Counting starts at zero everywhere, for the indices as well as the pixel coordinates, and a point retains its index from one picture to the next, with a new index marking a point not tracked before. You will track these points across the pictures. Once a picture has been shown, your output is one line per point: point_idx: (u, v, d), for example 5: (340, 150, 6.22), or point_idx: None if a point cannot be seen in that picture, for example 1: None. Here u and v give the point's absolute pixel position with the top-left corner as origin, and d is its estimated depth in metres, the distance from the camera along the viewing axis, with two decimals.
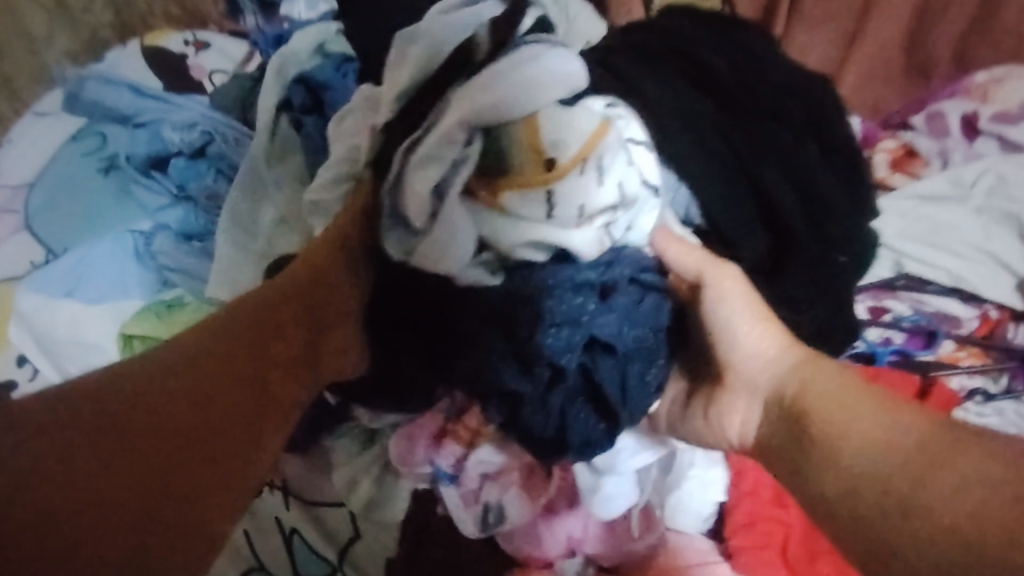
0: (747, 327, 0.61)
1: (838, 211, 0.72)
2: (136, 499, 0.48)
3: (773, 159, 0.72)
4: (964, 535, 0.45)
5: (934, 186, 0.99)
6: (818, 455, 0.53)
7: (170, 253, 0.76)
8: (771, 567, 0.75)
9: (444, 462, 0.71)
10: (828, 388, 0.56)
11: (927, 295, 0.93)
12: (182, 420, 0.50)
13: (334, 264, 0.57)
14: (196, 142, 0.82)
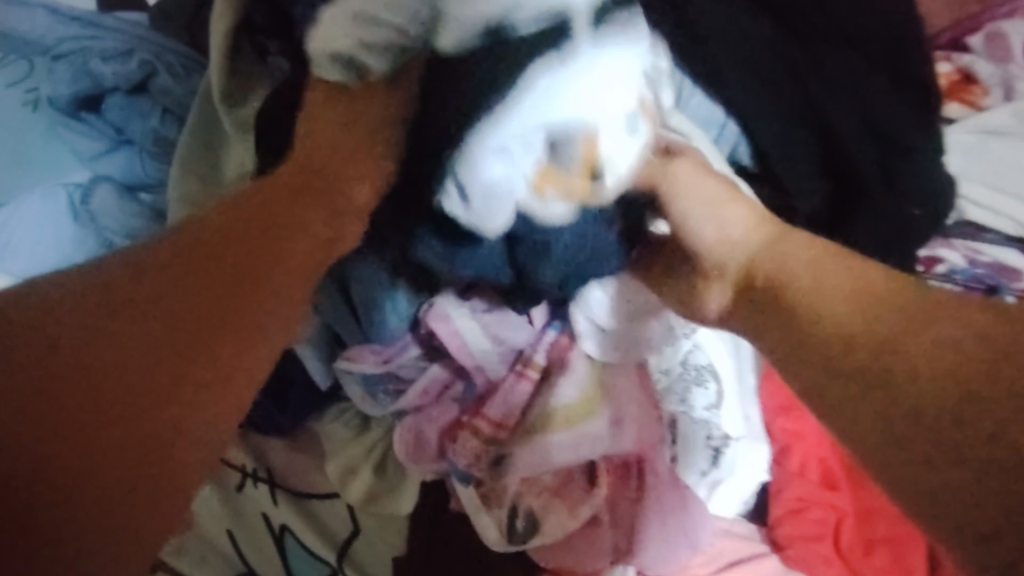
0: (705, 210, 0.49)
1: (912, 152, 0.70)
2: (79, 425, 0.44)
3: (846, 89, 0.70)
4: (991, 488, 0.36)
5: (1001, 121, 0.84)
6: (795, 335, 0.42)
7: (117, 220, 0.67)
8: (824, 561, 0.67)
9: (459, 460, 0.63)
10: (810, 260, 0.44)
11: (983, 245, 0.79)
12: (142, 358, 0.45)
13: (345, 159, 0.48)
14: (134, 76, 0.67)
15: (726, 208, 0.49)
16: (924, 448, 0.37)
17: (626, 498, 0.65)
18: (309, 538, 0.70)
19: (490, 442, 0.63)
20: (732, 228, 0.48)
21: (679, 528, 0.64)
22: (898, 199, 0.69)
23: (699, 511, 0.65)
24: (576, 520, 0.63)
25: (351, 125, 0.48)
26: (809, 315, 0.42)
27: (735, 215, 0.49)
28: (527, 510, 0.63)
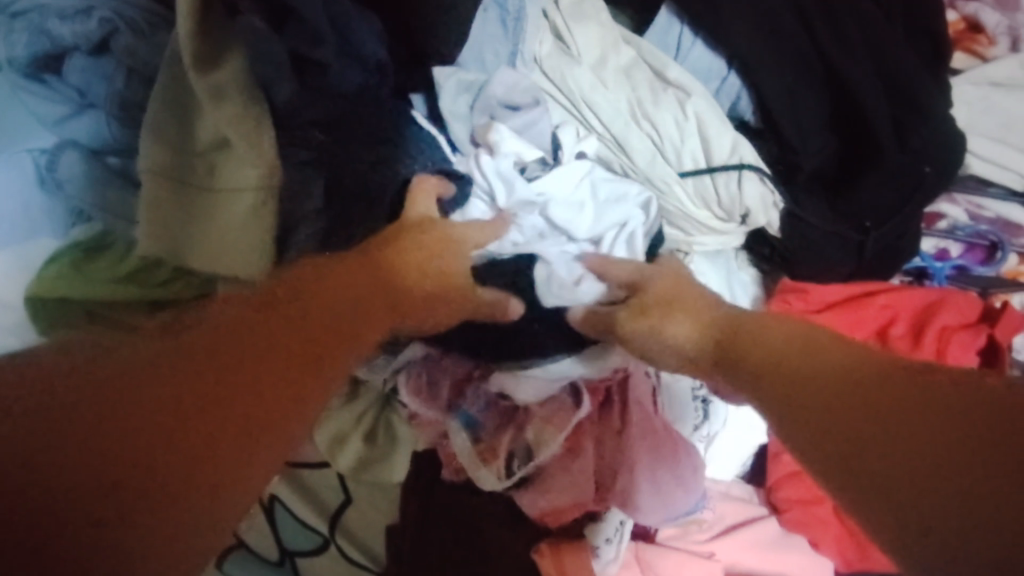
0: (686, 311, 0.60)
1: (935, 113, 0.67)
2: (94, 481, 0.43)
3: (860, 42, 0.67)
4: (991, 492, 0.41)
5: (1008, 73, 0.77)
6: (782, 388, 0.51)
7: (81, 188, 0.65)
8: (825, 524, 0.66)
9: (472, 407, 0.64)
10: (776, 343, 0.54)
11: (987, 199, 0.78)
12: (197, 390, 0.48)
13: (418, 270, 0.60)
14: (93, 35, 0.62)
15: (671, 297, 0.61)
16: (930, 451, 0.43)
17: (615, 451, 0.63)
18: (301, 508, 0.69)
19: (502, 393, 0.64)
20: (697, 335, 0.59)
21: (673, 479, 0.62)
22: (909, 156, 0.67)
23: (693, 459, 0.63)
24: (564, 437, 0.61)
25: (443, 248, 0.60)
26: (792, 371, 0.52)
27: (685, 317, 0.60)
28: (525, 445, 0.62)
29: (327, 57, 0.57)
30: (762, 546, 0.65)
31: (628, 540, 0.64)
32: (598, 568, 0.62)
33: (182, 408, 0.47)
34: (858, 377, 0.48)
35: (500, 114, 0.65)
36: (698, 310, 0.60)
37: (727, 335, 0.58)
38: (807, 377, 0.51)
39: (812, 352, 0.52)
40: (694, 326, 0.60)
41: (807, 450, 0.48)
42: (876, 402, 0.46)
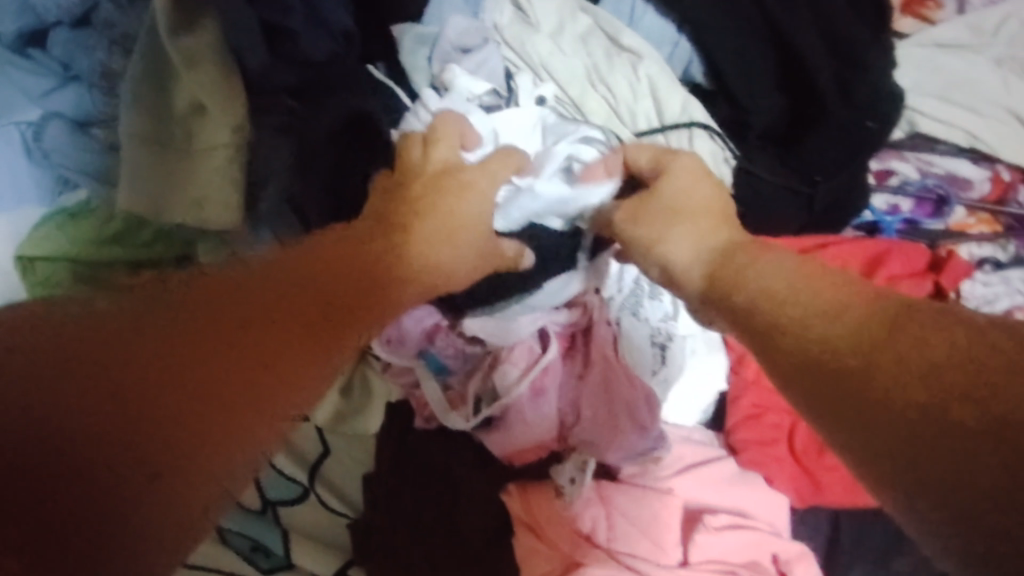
0: (688, 231, 0.57)
1: (876, 70, 0.70)
2: (87, 431, 0.39)
3: (804, 5, 0.70)
4: (970, 423, 0.39)
5: (955, 34, 0.81)
6: (770, 330, 0.49)
7: (66, 155, 0.67)
8: (780, 463, 0.69)
9: (440, 352, 0.67)
10: (777, 274, 0.51)
11: (936, 157, 0.81)
12: (208, 346, 0.45)
13: (433, 223, 0.58)
14: (77, 9, 0.65)
15: (682, 202, 0.58)
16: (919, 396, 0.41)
17: (575, 391, 0.66)
18: (284, 460, 0.70)
19: (471, 339, 0.67)
20: (698, 249, 0.56)
21: (628, 415, 0.64)
22: (854, 111, 0.70)
23: (646, 396, 0.65)
24: (526, 377, 0.65)
25: (465, 192, 0.59)
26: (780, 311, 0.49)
27: (691, 226, 0.57)
28: (492, 388, 0.66)
29: (295, 25, 0.60)
30: (720, 484, 0.67)
31: (591, 479, 0.66)
32: (563, 505, 0.65)
33: (190, 361, 0.44)
34: (867, 326, 0.45)
35: (455, 57, 0.65)
36: (700, 227, 0.57)
37: (723, 261, 0.54)
38: (813, 330, 0.46)
39: (804, 296, 0.49)
40: (698, 239, 0.56)
41: (815, 403, 0.45)
42: (905, 364, 0.42)
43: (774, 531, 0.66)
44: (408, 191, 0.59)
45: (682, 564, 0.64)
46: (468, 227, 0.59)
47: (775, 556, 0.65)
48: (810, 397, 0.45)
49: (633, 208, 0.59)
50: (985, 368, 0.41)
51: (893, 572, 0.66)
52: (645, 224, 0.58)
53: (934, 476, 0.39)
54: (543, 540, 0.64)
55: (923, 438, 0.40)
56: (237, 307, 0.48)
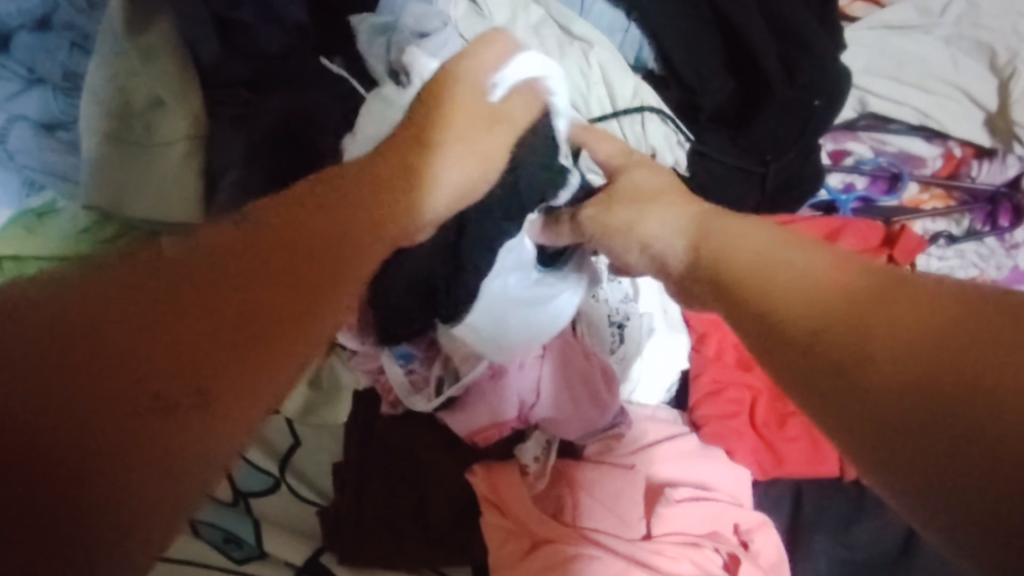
0: (662, 214, 0.56)
1: (819, 50, 0.72)
2: (54, 416, 0.35)
3: None
4: (938, 384, 0.36)
5: (903, 16, 0.82)
6: (751, 305, 0.47)
7: (32, 156, 0.68)
8: (742, 436, 0.70)
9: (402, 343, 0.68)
10: (750, 253, 0.49)
11: (889, 135, 0.83)
12: (184, 320, 0.40)
13: (416, 171, 0.53)
14: (37, 10, 0.67)
15: (651, 190, 0.57)
16: (897, 356, 0.38)
17: (536, 370, 0.68)
18: (254, 452, 0.70)
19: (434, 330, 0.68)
20: (676, 232, 0.54)
21: (585, 387, 0.67)
22: (799, 90, 0.72)
23: (602, 369, 0.68)
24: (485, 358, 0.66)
25: (441, 102, 0.55)
26: (751, 290, 0.47)
27: (662, 206, 0.56)
28: (454, 369, 0.68)
29: (248, 17, 0.63)
30: (685, 460, 0.68)
31: (555, 456, 0.68)
32: (528, 483, 0.67)
33: (166, 338, 0.39)
34: (858, 292, 0.42)
35: (411, 40, 0.64)
36: (671, 206, 0.56)
37: (705, 236, 0.53)
38: (797, 301, 0.44)
39: (774, 265, 0.47)
40: (675, 218, 0.55)
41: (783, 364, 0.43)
42: (878, 330, 0.40)
43: (736, 502, 0.67)
44: (389, 145, 0.54)
45: (646, 537, 0.65)
46: (486, 128, 0.56)
47: (736, 526, 0.66)
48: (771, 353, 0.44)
49: (601, 200, 0.58)
50: (958, 314, 0.38)
51: (855, 535, 0.68)
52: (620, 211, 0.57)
53: (893, 438, 0.36)
54: (508, 518, 0.65)
55: (877, 400, 0.37)
56: (213, 270, 0.43)
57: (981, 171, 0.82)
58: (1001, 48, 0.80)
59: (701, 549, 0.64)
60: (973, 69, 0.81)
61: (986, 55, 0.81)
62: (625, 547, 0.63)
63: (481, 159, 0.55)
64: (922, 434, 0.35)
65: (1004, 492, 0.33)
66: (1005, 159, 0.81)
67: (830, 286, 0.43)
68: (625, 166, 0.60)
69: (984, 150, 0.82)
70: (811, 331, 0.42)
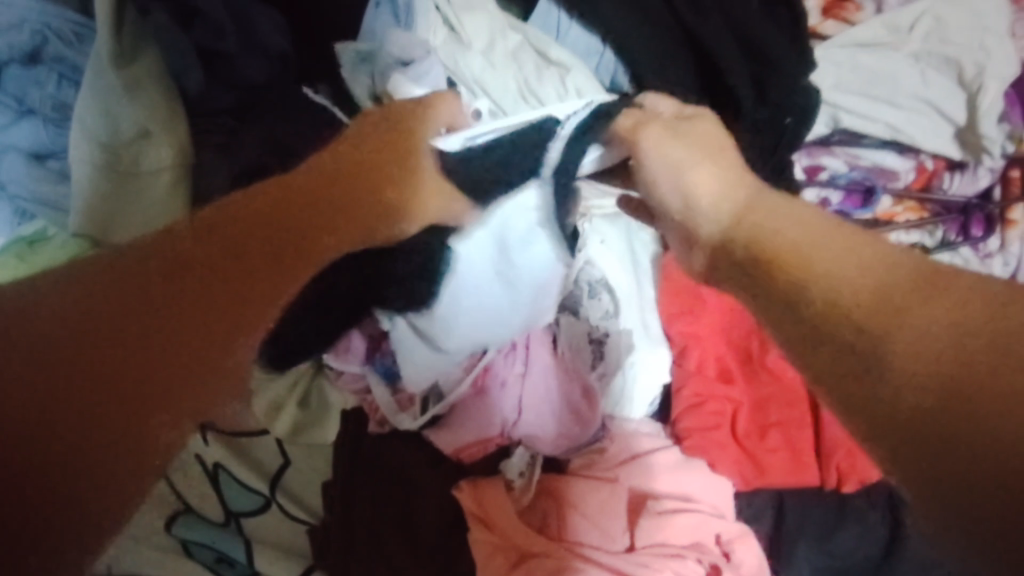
0: (705, 177, 0.53)
1: (788, 70, 0.73)
2: (47, 423, 0.37)
3: (718, 12, 0.74)
4: (959, 387, 0.39)
5: (872, 33, 0.84)
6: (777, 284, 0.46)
7: (23, 186, 0.70)
8: (724, 448, 0.72)
9: (385, 359, 0.69)
10: (783, 224, 0.49)
11: (862, 149, 0.85)
12: (171, 339, 0.41)
13: (372, 183, 0.53)
14: (27, 46, 0.69)
15: (706, 150, 0.54)
16: (927, 360, 0.40)
17: (518, 389, 0.69)
18: (245, 472, 0.71)
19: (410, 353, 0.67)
20: (721, 196, 0.52)
21: (566, 403, 0.69)
22: (771, 109, 0.74)
23: (583, 388, 0.70)
24: (468, 376, 0.68)
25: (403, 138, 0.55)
26: (781, 261, 0.47)
27: (712, 168, 0.53)
28: (437, 388, 0.69)
29: (232, 48, 0.65)
30: (667, 473, 0.69)
31: (541, 471, 0.70)
32: (514, 497, 0.68)
33: (152, 357, 0.41)
34: (893, 283, 0.43)
35: (394, 68, 0.66)
36: (720, 174, 0.53)
37: (749, 210, 0.51)
38: (837, 278, 0.44)
39: (817, 237, 0.47)
40: (721, 185, 0.53)
41: (788, 337, 0.46)
42: (928, 334, 0.40)
43: (718, 513, 0.68)
44: (360, 147, 0.54)
45: (629, 549, 0.66)
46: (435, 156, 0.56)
47: (718, 537, 0.68)
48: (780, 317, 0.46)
49: (667, 131, 0.55)
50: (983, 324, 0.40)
51: (837, 541, 0.69)
52: (659, 159, 0.54)
53: (883, 420, 0.40)
54: (495, 533, 0.66)
55: (889, 387, 0.40)
56: (202, 284, 0.43)
57: (953, 183, 0.85)
58: (969, 63, 0.83)
59: (683, 561, 0.65)
60: (943, 83, 0.83)
61: (954, 69, 0.83)
62: (608, 560, 0.65)
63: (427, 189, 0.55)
64: (908, 433, 0.39)
65: (958, 491, 0.38)
66: (976, 170, 0.84)
67: (871, 269, 0.44)
68: (694, 123, 0.56)
69: (956, 162, 0.85)
70: (841, 310, 0.43)
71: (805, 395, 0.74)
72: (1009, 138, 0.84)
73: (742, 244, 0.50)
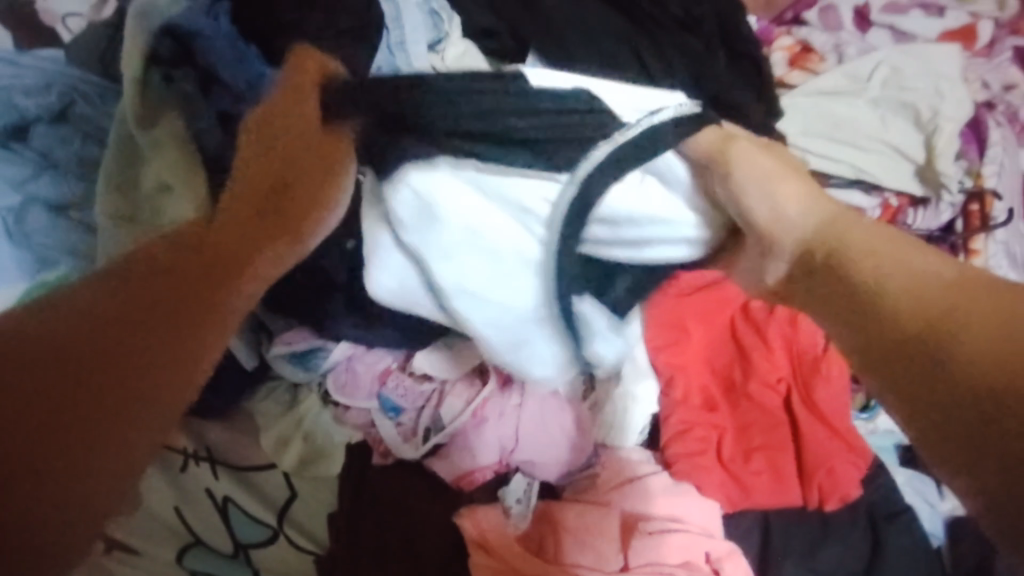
0: (786, 186, 0.54)
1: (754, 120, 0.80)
2: (43, 445, 0.42)
3: (685, 70, 0.80)
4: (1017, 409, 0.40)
5: (834, 82, 0.92)
6: (846, 297, 0.49)
7: (47, 236, 0.72)
8: (709, 471, 0.75)
9: (391, 391, 0.73)
10: (864, 233, 0.50)
11: (830, 189, 0.90)
12: (118, 360, 0.45)
13: (286, 175, 0.54)
14: (54, 106, 0.75)
15: (777, 165, 0.56)
16: (982, 370, 0.42)
17: (514, 421, 0.72)
18: (252, 504, 0.74)
19: (421, 377, 0.73)
20: (805, 212, 0.53)
21: (561, 433, 0.74)
22: None
23: (576, 420, 0.74)
24: (468, 408, 0.72)
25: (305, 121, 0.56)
26: (851, 268, 0.49)
27: (796, 185, 0.54)
28: (438, 418, 0.73)
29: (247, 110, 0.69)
30: (656, 495, 0.72)
31: (535, 498, 0.74)
32: (513, 523, 0.72)
33: (96, 373, 0.44)
34: (950, 293, 0.45)
35: None
36: (803, 190, 0.54)
37: (833, 227, 0.51)
38: (888, 280, 0.47)
39: (893, 251, 0.48)
40: (805, 201, 0.54)
41: (853, 340, 0.48)
42: (998, 322, 0.43)
43: (707, 533, 0.72)
44: (280, 138, 0.55)
45: (624, 570, 0.69)
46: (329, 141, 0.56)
47: (708, 555, 0.71)
48: (829, 301, 0.50)
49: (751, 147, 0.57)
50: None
51: (820, 559, 0.73)
52: (746, 176, 0.55)
53: (931, 389, 0.43)
54: (493, 557, 0.69)
55: (955, 372, 0.43)
56: (138, 300, 0.47)
57: (916, 219, 0.90)
58: (924, 107, 0.90)
59: None
60: (902, 125, 0.90)
61: (911, 113, 0.90)
62: None
63: (326, 175, 0.55)
64: (945, 402, 0.43)
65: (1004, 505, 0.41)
66: (938, 205, 0.89)
67: (934, 278, 0.46)
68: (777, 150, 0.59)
69: (918, 198, 0.90)
70: (897, 315, 0.46)
71: (785, 419, 0.78)
72: (966, 173, 0.91)
73: (823, 258, 0.51)
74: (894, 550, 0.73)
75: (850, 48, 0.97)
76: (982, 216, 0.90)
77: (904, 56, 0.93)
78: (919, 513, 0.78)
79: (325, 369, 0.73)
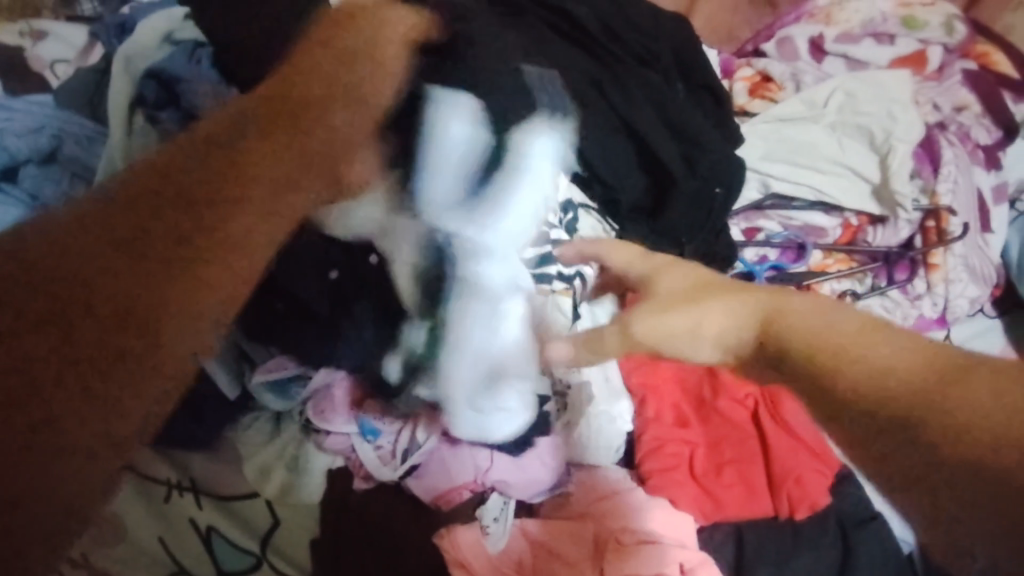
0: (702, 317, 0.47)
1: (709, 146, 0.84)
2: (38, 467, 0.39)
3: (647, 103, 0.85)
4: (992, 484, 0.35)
5: (793, 109, 0.96)
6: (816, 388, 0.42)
7: None
8: (682, 486, 0.77)
9: (369, 415, 0.74)
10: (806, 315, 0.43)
11: (794, 211, 0.93)
12: (105, 366, 0.40)
13: (313, 127, 0.45)
14: (44, 147, 0.78)
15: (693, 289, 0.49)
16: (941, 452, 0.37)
17: None
18: (236, 532, 0.76)
19: None
20: (735, 328, 0.46)
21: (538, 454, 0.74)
22: (701, 180, 0.83)
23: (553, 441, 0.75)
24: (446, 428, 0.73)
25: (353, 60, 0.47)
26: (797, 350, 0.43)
27: (721, 302, 0.47)
28: (416, 440, 0.74)
29: None
30: (631, 510, 0.74)
31: (512, 517, 0.75)
32: (490, 542, 0.72)
33: (83, 386, 0.40)
34: (921, 375, 0.39)
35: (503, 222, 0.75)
36: (730, 308, 0.46)
37: (770, 327, 0.44)
38: (866, 366, 0.40)
39: (849, 336, 0.42)
40: (730, 323, 0.46)
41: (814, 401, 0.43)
42: (969, 395, 0.37)
43: (682, 544, 0.73)
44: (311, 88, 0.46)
45: None
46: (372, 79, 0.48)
47: (681, 566, 0.72)
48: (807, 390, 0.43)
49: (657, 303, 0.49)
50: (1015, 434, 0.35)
51: (794, 569, 0.74)
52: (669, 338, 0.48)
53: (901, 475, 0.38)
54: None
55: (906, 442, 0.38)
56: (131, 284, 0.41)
57: (877, 236, 0.94)
58: (877, 129, 0.94)
59: None
60: (857, 149, 0.94)
61: (866, 136, 0.95)
62: None
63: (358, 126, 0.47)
64: (924, 479, 0.37)
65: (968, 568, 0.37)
66: (896, 223, 0.93)
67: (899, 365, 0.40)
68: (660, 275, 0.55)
69: (876, 217, 0.94)
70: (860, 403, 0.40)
71: (754, 433, 0.81)
72: (921, 192, 0.95)
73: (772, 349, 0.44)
74: (864, 557, 0.75)
75: (807, 75, 1.01)
76: (938, 232, 0.92)
77: (859, 81, 0.98)
78: (888, 519, 0.80)
79: (304, 397, 0.75)
